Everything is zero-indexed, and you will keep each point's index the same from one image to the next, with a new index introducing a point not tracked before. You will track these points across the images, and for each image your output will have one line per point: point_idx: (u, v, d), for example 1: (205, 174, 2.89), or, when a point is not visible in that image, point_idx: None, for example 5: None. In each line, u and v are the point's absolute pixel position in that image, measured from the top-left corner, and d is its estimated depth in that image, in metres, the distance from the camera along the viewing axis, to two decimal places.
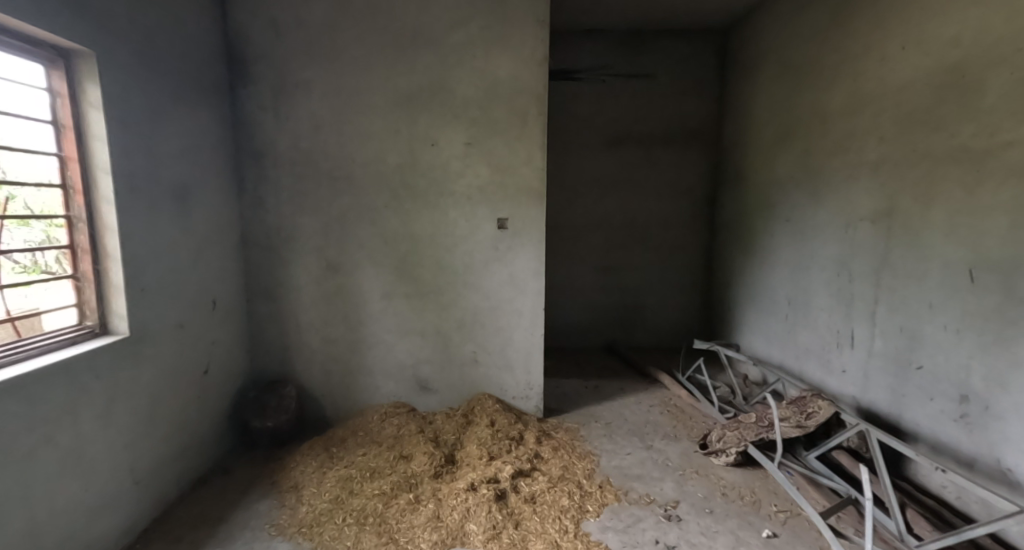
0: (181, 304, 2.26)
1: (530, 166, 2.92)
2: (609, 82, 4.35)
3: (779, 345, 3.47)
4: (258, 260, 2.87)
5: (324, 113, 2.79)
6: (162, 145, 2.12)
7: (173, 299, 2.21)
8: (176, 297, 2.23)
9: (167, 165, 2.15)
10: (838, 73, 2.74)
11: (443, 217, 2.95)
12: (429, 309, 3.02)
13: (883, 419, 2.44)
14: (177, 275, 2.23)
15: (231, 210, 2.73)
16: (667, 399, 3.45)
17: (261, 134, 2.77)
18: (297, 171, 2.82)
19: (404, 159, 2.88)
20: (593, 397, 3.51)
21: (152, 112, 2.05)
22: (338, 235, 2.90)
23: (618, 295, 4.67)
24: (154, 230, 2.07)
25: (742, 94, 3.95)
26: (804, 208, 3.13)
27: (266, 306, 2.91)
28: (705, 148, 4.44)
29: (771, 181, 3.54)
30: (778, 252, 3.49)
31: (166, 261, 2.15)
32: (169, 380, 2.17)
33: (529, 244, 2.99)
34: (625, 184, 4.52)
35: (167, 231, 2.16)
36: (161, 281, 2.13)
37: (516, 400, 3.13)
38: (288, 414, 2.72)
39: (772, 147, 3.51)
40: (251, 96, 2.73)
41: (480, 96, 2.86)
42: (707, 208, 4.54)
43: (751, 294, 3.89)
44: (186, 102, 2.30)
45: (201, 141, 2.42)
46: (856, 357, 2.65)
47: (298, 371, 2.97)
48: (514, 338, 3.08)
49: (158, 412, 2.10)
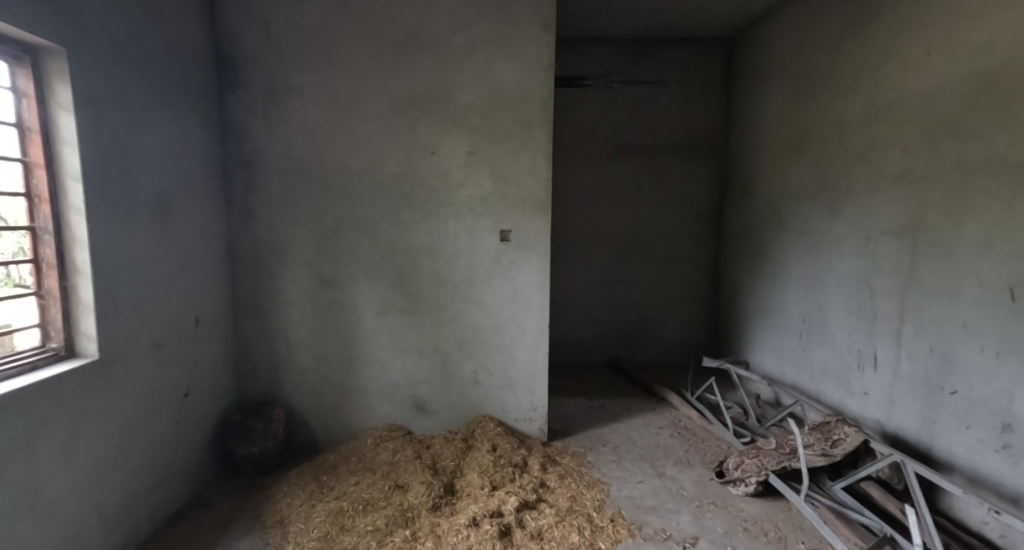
0: (160, 321, 2.08)
1: (535, 176, 2.79)
2: (613, 91, 4.26)
3: (792, 364, 3.32)
4: (246, 274, 2.70)
5: (320, 120, 2.66)
6: (140, 149, 1.95)
7: (151, 316, 2.03)
8: (155, 313, 2.05)
9: (147, 171, 1.99)
10: (857, 81, 2.64)
11: (442, 229, 2.81)
12: (428, 326, 2.86)
13: (912, 447, 2.28)
14: (156, 289, 2.06)
15: (218, 221, 2.57)
16: (677, 420, 3.28)
17: (251, 141, 2.62)
18: (289, 179, 2.68)
19: (403, 168, 2.75)
20: (599, 418, 3.34)
21: (131, 113, 1.90)
22: (331, 247, 2.74)
23: (622, 309, 4.53)
24: (132, 241, 1.91)
25: (750, 104, 3.87)
26: (820, 220, 3.01)
27: (253, 322, 2.74)
28: (711, 158, 4.34)
29: (782, 193, 3.43)
30: (791, 266, 3.36)
31: (143, 275, 1.98)
32: (144, 406, 1.98)
33: (533, 257, 2.84)
34: (629, 195, 4.40)
35: (146, 242, 1.99)
36: (139, 296, 1.95)
37: (519, 422, 2.95)
38: (275, 439, 2.53)
39: (784, 158, 3.40)
40: (240, 101, 2.59)
41: (483, 102, 2.74)
42: (713, 220, 4.43)
43: (762, 309, 3.76)
44: (170, 105, 2.16)
45: (185, 146, 2.27)
46: (879, 380, 2.51)
47: (287, 392, 2.79)
48: (517, 356, 2.91)
49: (132, 440, 1.91)
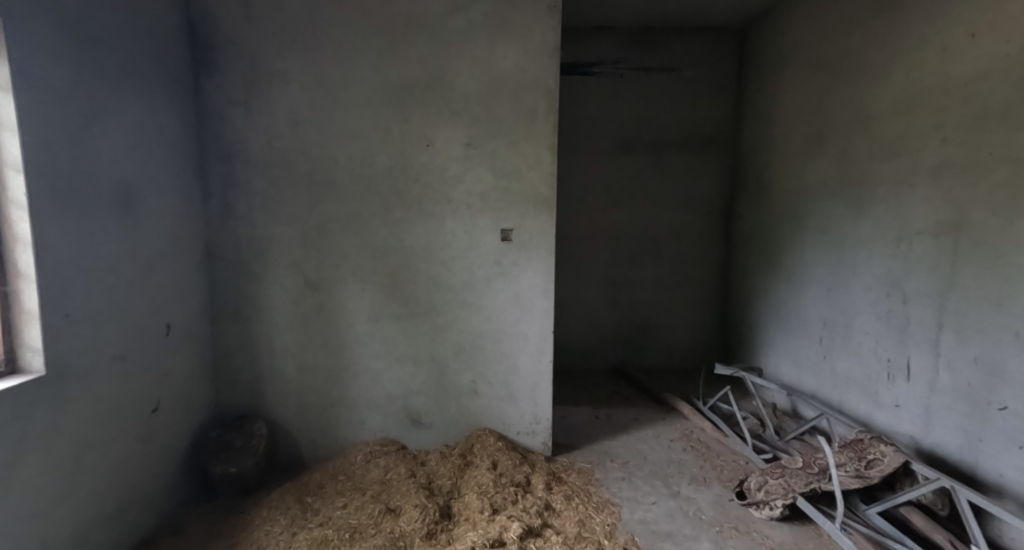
0: (125, 329, 1.87)
1: (539, 170, 2.59)
2: (619, 84, 4.05)
3: (811, 372, 3.12)
4: (225, 276, 2.49)
5: (305, 108, 2.45)
6: (97, 135, 1.72)
7: (114, 324, 1.81)
8: (119, 320, 1.84)
9: (108, 160, 1.77)
10: (887, 68, 2.44)
11: (439, 227, 2.60)
12: (422, 333, 2.65)
13: (953, 466, 2.08)
14: (120, 294, 1.84)
15: (195, 218, 2.35)
16: (689, 432, 3.08)
17: (231, 132, 2.41)
18: (271, 174, 2.46)
19: (397, 162, 2.54)
20: (606, 430, 3.14)
21: (87, 94, 1.68)
22: (318, 247, 2.53)
23: (628, 313, 4.32)
24: (90, 239, 1.69)
25: (763, 96, 3.68)
26: (844, 219, 2.81)
27: (233, 329, 2.52)
28: (721, 154, 4.14)
29: (801, 190, 3.24)
30: (809, 268, 3.16)
31: (103, 277, 1.75)
32: (104, 425, 1.76)
33: (537, 258, 2.63)
34: (636, 192, 4.19)
35: (106, 240, 1.76)
36: (99, 302, 1.73)
37: (521, 436, 2.75)
38: (255, 457, 2.31)
39: (802, 153, 3.20)
40: (218, 88, 2.37)
41: (483, 90, 2.53)
42: (724, 219, 4.23)
43: (777, 313, 3.56)
44: (136, 89, 1.94)
45: (154, 136, 2.05)
46: (913, 392, 2.31)
47: (270, 403, 2.57)
48: (519, 365, 2.70)
49: (90, 463, 1.69)
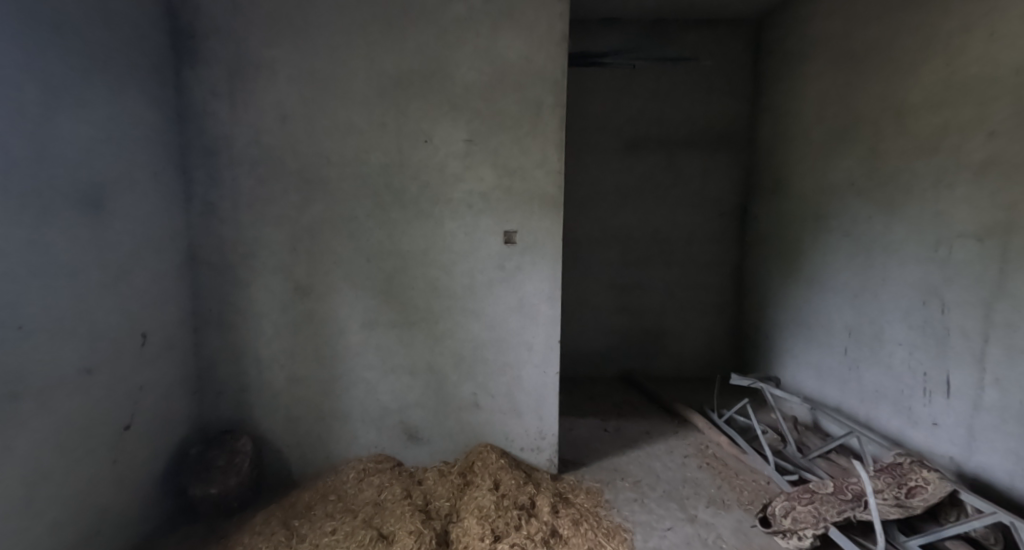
0: (94, 341, 1.70)
1: (546, 169, 2.42)
2: (628, 79, 3.88)
3: (835, 384, 2.93)
4: (209, 281, 2.32)
5: (295, 101, 2.28)
6: (58, 126, 1.55)
7: (82, 335, 1.65)
8: (87, 331, 1.67)
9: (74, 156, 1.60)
10: (924, 57, 2.25)
11: (438, 229, 2.43)
12: (420, 342, 2.48)
13: (1003, 494, 1.88)
14: (88, 302, 1.67)
15: (175, 219, 2.19)
16: (704, 448, 2.90)
17: (215, 126, 2.25)
18: (258, 172, 2.30)
19: (393, 159, 2.37)
20: (615, 444, 2.95)
21: (49, 80, 1.51)
22: (309, 250, 2.37)
23: (637, 319, 4.14)
24: (50, 240, 1.51)
25: (781, 91, 3.49)
26: (873, 220, 2.62)
27: (218, 337, 2.35)
28: (736, 152, 3.95)
29: (823, 189, 3.04)
30: (833, 273, 2.97)
31: (66, 283, 1.58)
32: (69, 446, 1.58)
33: (542, 262, 2.46)
34: (645, 192, 4.01)
35: (70, 242, 1.59)
36: (61, 311, 1.56)
37: (525, 452, 2.57)
38: (238, 477, 2.14)
39: (825, 150, 3.01)
40: (201, 79, 2.21)
41: (485, 83, 2.36)
42: (738, 220, 4.04)
43: (796, 320, 3.36)
44: (109, 78, 1.78)
45: (128, 128, 1.88)
46: (953, 409, 2.11)
47: (258, 417, 2.41)
48: (523, 376, 2.53)
49: (51, 491, 1.52)
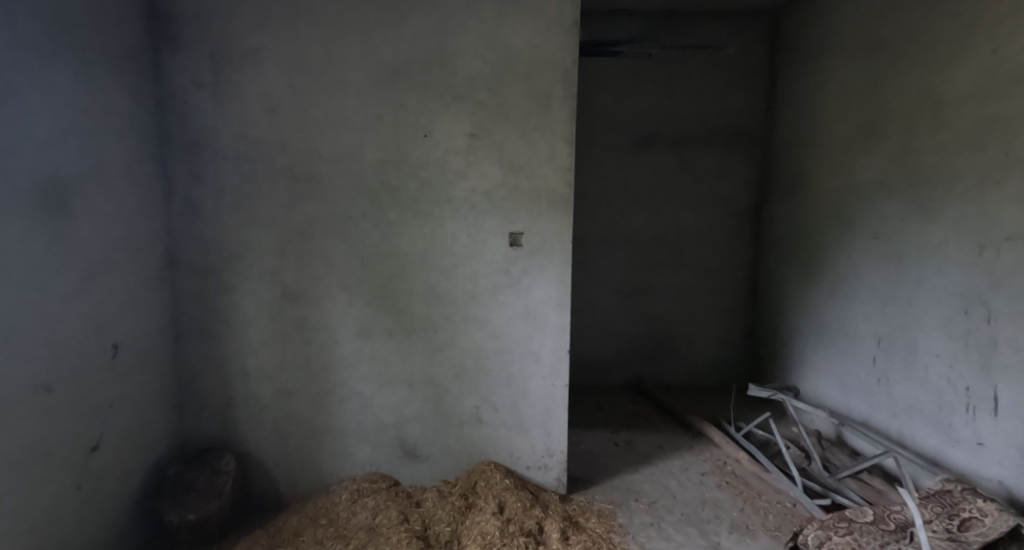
0: (60, 354, 1.52)
1: (555, 166, 2.24)
2: (638, 73, 3.70)
3: (862, 397, 2.74)
4: (191, 286, 2.15)
5: (284, 91, 2.11)
6: (26, 112, 1.38)
7: (49, 348, 1.47)
8: (54, 344, 1.49)
9: (41, 146, 1.43)
10: (966, 44, 2.06)
11: (438, 230, 2.25)
12: (419, 352, 2.30)
13: None
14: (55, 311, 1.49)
15: (153, 219, 2.01)
16: (722, 465, 2.71)
17: (197, 118, 2.07)
18: (244, 168, 2.13)
19: (390, 155, 2.20)
20: (627, 460, 2.77)
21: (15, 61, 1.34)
22: (299, 253, 2.20)
23: (646, 324, 3.96)
24: (17, 242, 1.33)
25: (801, 85, 3.32)
26: (906, 222, 2.43)
27: (200, 347, 2.18)
28: (750, 150, 3.77)
29: (848, 189, 2.86)
30: (859, 278, 2.79)
31: (32, 291, 1.40)
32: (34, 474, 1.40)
33: (550, 267, 2.28)
34: (656, 191, 3.83)
35: (37, 244, 1.41)
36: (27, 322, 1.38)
37: (531, 471, 2.39)
38: (219, 501, 1.94)
39: (851, 148, 2.84)
40: (182, 67, 2.04)
41: (490, 73, 2.19)
42: (752, 222, 3.86)
43: (817, 327, 3.17)
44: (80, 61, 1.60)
45: (100, 117, 1.71)
46: (1000, 429, 1.91)
47: (243, 433, 2.23)
48: (529, 389, 2.35)
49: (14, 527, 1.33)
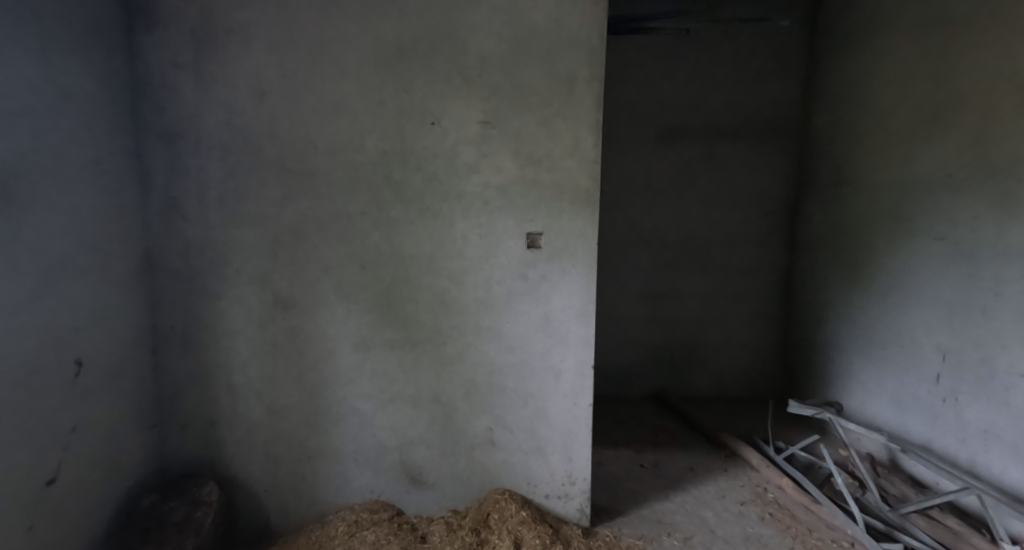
0: (14, 375, 1.29)
1: (578, 158, 1.98)
2: (662, 61, 3.42)
3: (921, 417, 2.42)
4: (171, 292, 1.92)
5: (274, 74, 1.88)
6: None
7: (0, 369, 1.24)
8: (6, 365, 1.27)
9: None
10: None
11: (447, 230, 2.00)
12: (425, 367, 2.06)
13: None
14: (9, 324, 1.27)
15: (128, 218, 1.78)
16: (762, 493, 2.42)
17: (178, 104, 1.84)
18: (230, 160, 1.90)
19: (393, 145, 1.96)
20: (655, 485, 2.50)
21: None
22: (292, 255, 1.96)
23: (670, 331, 3.68)
24: None
25: (845, 70, 3.01)
26: (980, 220, 2.12)
27: (182, 360, 1.95)
28: (785, 143, 3.48)
29: (904, 183, 2.55)
30: (918, 283, 2.48)
31: None
32: None
33: (573, 271, 2.02)
34: (681, 188, 3.54)
35: None
36: None
37: (550, 500, 2.13)
38: (198, 538, 1.72)
39: (907, 138, 2.53)
40: (160, 47, 1.81)
41: (506, 52, 1.93)
42: (787, 221, 3.56)
43: (865, 337, 2.86)
44: (38, 31, 1.38)
45: (65, 99, 1.48)
46: None
47: (230, 456, 2.00)
48: (548, 408, 2.09)
49: None
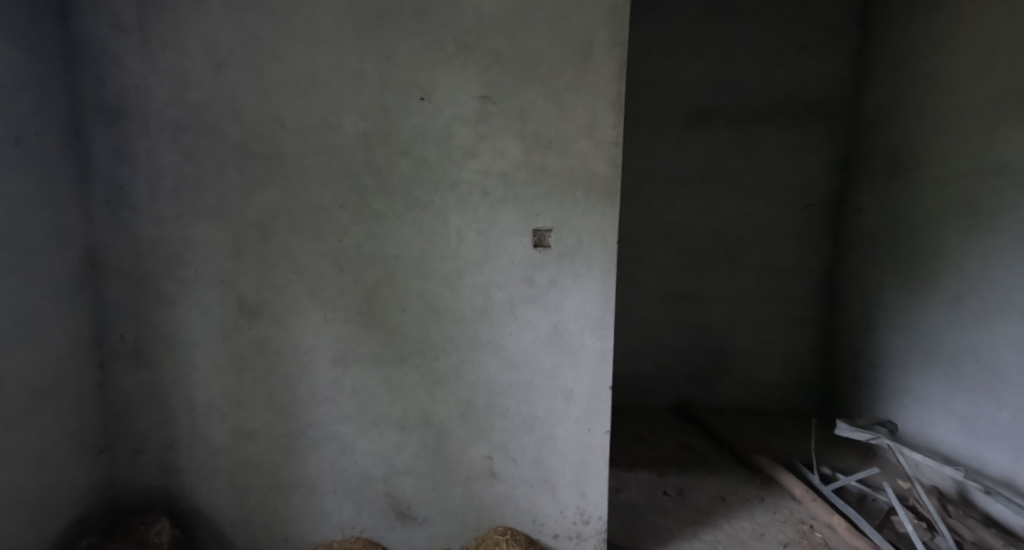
0: None
1: (596, 139, 1.65)
2: (692, 33, 3.04)
3: (1004, 449, 2.02)
4: (120, 297, 1.66)
5: (233, 41, 1.58)
6: None
7: None
8: None
9: None
10: None
11: (439, 226, 1.70)
12: (414, 386, 1.76)
13: None
14: None
15: (65, 211, 1.52)
16: (809, 532, 2.07)
17: (122, 77, 1.57)
18: (184, 142, 1.62)
19: (375, 125, 1.65)
20: (682, 519, 2.17)
21: None
22: (258, 255, 1.68)
23: (695, 338, 3.32)
24: None
25: (909, 40, 2.60)
26: None
27: (134, 376, 1.69)
28: (831, 127, 3.08)
29: (983, 171, 2.15)
30: (999, 290, 2.08)
31: None
32: None
33: (588, 276, 1.69)
34: (710, 178, 3.17)
35: None
36: None
37: (559, 541, 1.82)
38: None
39: (989, 116, 2.12)
40: (100, 9, 1.54)
41: (509, 10, 1.61)
42: (831, 215, 3.16)
43: (928, 350, 2.47)
44: None
45: None
46: None
47: (191, 485, 1.75)
48: (559, 435, 1.78)
49: None
